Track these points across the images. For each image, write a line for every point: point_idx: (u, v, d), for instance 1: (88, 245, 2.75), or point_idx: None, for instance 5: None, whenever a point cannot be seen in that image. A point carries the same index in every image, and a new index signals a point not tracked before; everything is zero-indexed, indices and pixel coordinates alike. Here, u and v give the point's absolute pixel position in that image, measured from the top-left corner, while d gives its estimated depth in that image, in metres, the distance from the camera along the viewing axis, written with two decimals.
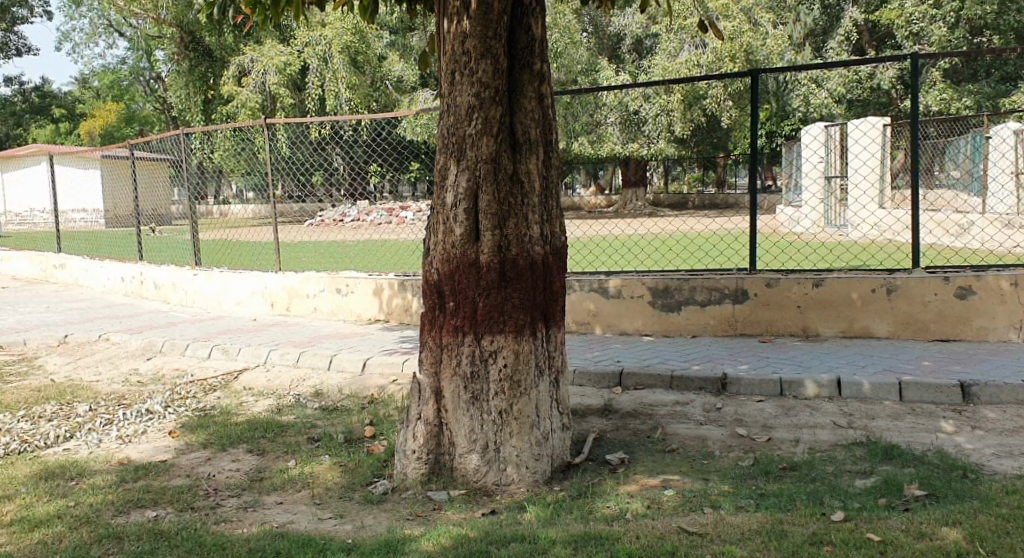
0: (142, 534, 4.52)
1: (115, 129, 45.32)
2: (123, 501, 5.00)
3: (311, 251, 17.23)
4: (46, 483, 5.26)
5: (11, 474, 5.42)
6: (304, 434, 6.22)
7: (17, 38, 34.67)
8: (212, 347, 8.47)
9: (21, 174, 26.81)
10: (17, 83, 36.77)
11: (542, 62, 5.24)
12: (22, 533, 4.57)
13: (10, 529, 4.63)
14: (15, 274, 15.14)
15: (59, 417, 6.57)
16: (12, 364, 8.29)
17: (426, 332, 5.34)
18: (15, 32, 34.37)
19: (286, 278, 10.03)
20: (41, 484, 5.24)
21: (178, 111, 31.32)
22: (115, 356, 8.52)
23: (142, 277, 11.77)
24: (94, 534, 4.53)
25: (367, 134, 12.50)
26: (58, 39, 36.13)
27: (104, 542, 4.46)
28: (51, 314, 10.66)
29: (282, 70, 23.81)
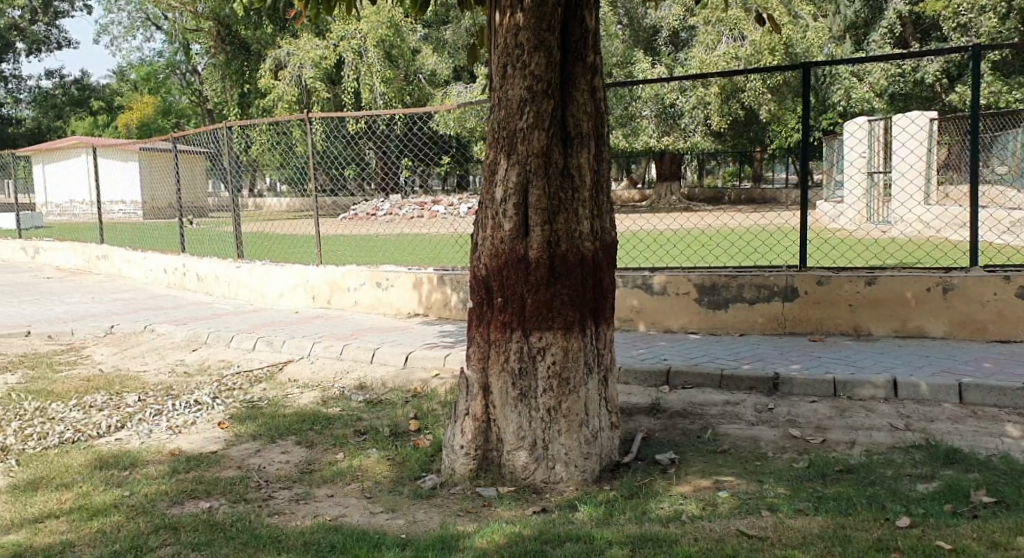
0: (197, 526, 4.53)
1: (151, 122, 45.72)
2: (176, 492, 5.01)
3: (348, 245, 17.29)
4: (101, 474, 5.30)
5: (67, 464, 5.46)
6: (350, 427, 6.22)
7: (57, 32, 34.97)
8: (256, 339, 8.49)
9: (62, 168, 27.16)
10: (57, 76, 37.07)
11: (595, 54, 5.17)
12: (82, 522, 4.61)
13: (69, 517, 4.67)
14: (60, 266, 15.31)
15: (109, 407, 6.62)
16: (62, 354, 8.39)
17: (473, 327, 5.31)
18: (56, 27, 34.75)
19: (327, 272, 10.05)
20: (96, 474, 5.28)
21: (215, 105, 31.58)
22: (162, 347, 8.58)
23: (185, 268, 11.85)
24: (150, 525, 4.55)
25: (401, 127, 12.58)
26: (98, 32, 36.58)
27: (161, 532, 4.48)
28: (96, 305, 10.75)
29: (318, 64, 23.91)
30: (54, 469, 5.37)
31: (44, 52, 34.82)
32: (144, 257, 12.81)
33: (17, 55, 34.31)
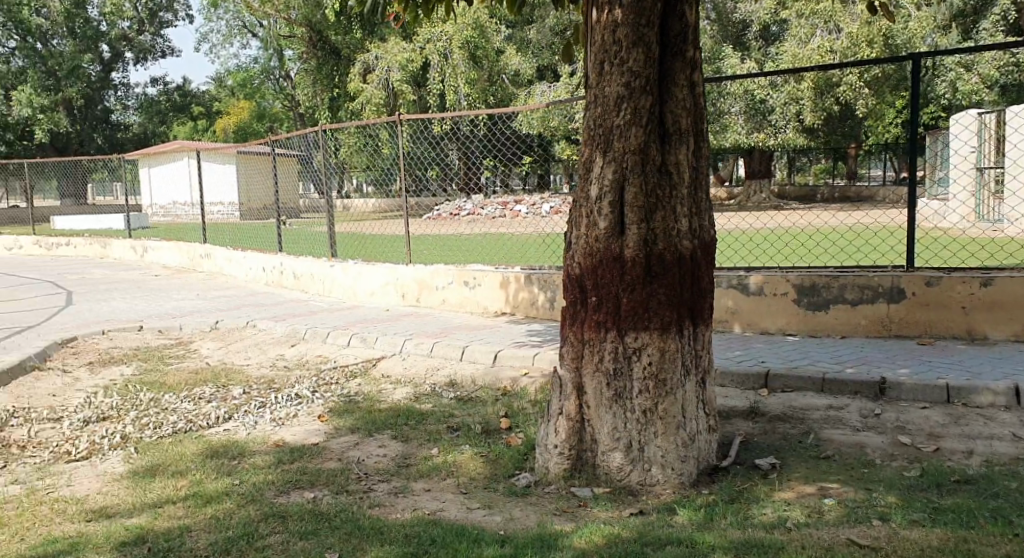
0: (303, 515, 4.62)
1: (247, 126, 47.20)
2: (284, 481, 5.12)
3: (437, 243, 17.46)
4: (212, 462, 5.44)
5: (181, 452, 5.62)
6: (443, 423, 6.25)
7: (161, 42, 36.32)
8: (351, 336, 8.61)
9: (165, 171, 28.24)
10: (161, 83, 38.58)
11: (695, 49, 5.06)
12: (197, 508, 4.76)
13: (185, 504, 4.82)
14: (166, 264, 15.88)
15: (217, 399, 6.81)
16: (170, 348, 8.69)
17: (567, 326, 5.27)
18: (161, 37, 36.11)
19: (416, 271, 10.13)
20: (208, 463, 5.43)
21: (306, 109, 32.37)
22: (263, 342, 8.79)
23: (282, 267, 12.14)
24: (259, 513, 4.65)
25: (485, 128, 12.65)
26: (198, 40, 37.97)
27: (270, 520, 4.57)
28: (201, 301, 11.10)
29: (404, 67, 24.13)
30: (170, 456, 5.56)
31: (149, 61, 36.21)
32: (244, 256, 13.19)
33: (124, 64, 35.75)
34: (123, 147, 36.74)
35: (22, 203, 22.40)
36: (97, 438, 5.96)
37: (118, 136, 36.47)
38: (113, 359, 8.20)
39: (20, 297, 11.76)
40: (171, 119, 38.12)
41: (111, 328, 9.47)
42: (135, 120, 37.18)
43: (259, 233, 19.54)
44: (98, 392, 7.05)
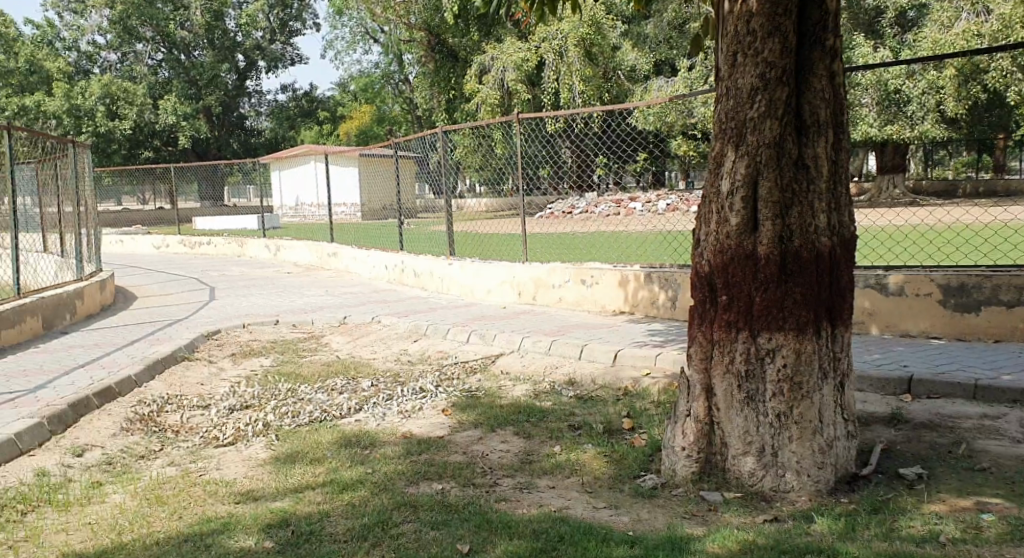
0: (433, 505, 4.94)
1: (369, 130, 48.47)
2: (411, 472, 5.48)
3: (556, 239, 17.41)
4: (346, 450, 5.86)
5: (316, 439, 6.08)
6: (564, 421, 6.24)
7: (291, 50, 37.58)
8: (471, 333, 8.65)
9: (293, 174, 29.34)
10: (290, 90, 40.07)
11: (836, 36, 4.83)
12: (335, 493, 5.14)
13: (326, 488, 5.22)
14: (297, 262, 16.42)
15: (348, 389, 7.10)
16: (302, 341, 9.00)
17: (695, 325, 5.12)
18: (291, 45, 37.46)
19: (533, 269, 10.11)
20: (342, 450, 5.85)
21: (425, 112, 32.94)
22: (388, 337, 8.95)
23: (403, 266, 12.34)
24: (393, 501, 5.01)
25: (600, 125, 12.53)
26: (324, 47, 39.27)
27: (403, 509, 4.91)
28: (330, 298, 11.41)
29: (520, 67, 24.23)
30: (308, 443, 5.98)
31: (280, 69, 37.53)
32: (368, 254, 13.48)
33: (258, 73, 37.01)
34: (255, 151, 38.17)
35: (168, 205, 23.28)
36: (242, 424, 6.40)
37: (252, 141, 38.00)
38: (253, 351, 8.63)
39: (169, 292, 12.44)
40: (300, 124, 38.68)
41: (251, 321, 9.88)
42: (266, 126, 38.30)
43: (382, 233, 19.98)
44: (242, 384, 7.49)
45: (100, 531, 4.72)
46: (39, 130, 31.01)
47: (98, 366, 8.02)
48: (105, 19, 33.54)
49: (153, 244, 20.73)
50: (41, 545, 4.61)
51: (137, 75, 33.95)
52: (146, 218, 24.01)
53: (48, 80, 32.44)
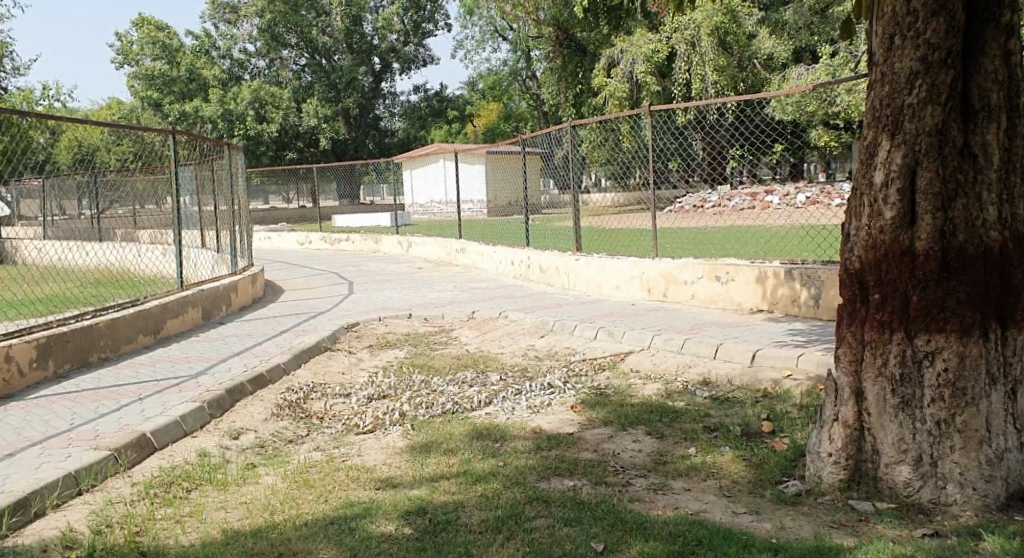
0: (566, 502, 4.94)
1: (496, 127, 49.06)
2: (543, 468, 5.50)
3: (687, 233, 17.03)
4: (478, 443, 6.08)
5: (449, 432, 6.35)
6: (699, 422, 6.03)
7: (424, 51, 38.14)
8: (598, 329, 8.52)
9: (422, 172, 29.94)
10: (422, 89, 40.94)
11: (1009, 13, 4.45)
12: (468, 485, 5.35)
13: (460, 479, 5.47)
14: (426, 257, 16.68)
15: (478, 383, 7.37)
16: (432, 335, 9.11)
17: (844, 325, 4.84)
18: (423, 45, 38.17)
19: (664, 264, 9.87)
20: (474, 443, 6.07)
21: (553, 108, 32.91)
22: (515, 332, 8.93)
23: (529, 261, 12.31)
24: (525, 496, 5.08)
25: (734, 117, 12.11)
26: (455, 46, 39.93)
27: (535, 504, 4.97)
28: (457, 292, 11.49)
29: (650, 58, 23.88)
30: (441, 434, 6.32)
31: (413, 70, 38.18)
32: (494, 250, 13.54)
33: (392, 75, 37.97)
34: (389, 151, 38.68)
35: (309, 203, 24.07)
36: (379, 413, 6.85)
37: (386, 141, 38.56)
38: (387, 344, 8.92)
39: (312, 285, 12.86)
40: (431, 124, 39.26)
41: (383, 315, 10.06)
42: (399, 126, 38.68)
43: (511, 229, 20.05)
44: (379, 372, 7.97)
45: (255, 510, 5.18)
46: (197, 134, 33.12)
47: (251, 354, 8.60)
48: (255, 27, 35.42)
49: (297, 241, 21.70)
50: (204, 520, 5.10)
51: (283, 81, 35.73)
52: (290, 217, 25.03)
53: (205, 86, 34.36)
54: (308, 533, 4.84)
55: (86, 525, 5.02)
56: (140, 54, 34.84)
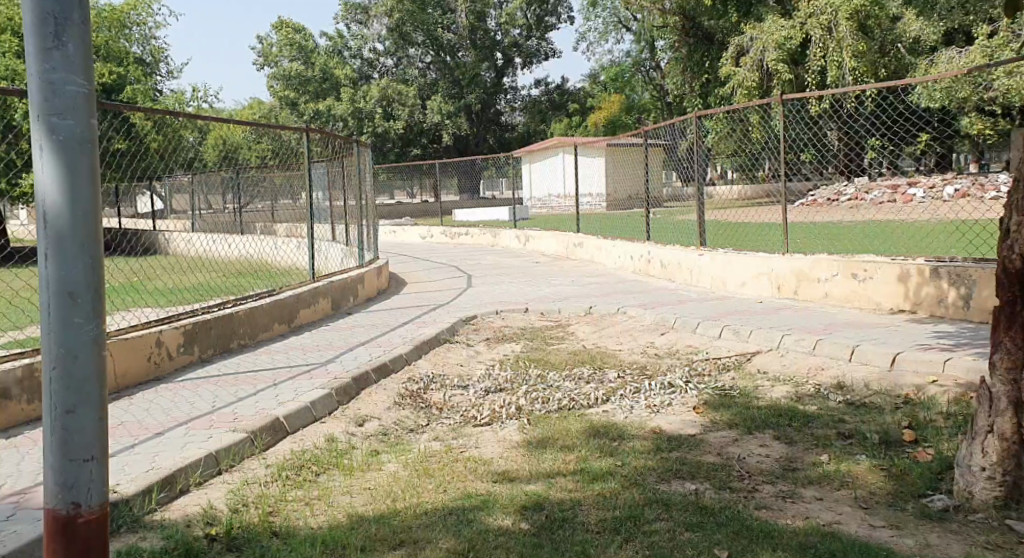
0: (687, 506, 4.71)
1: (618, 120, 48.63)
2: (663, 470, 5.27)
3: (818, 228, 16.33)
4: (595, 441, 5.88)
5: (565, 428, 6.19)
6: (832, 428, 5.67)
7: (546, 44, 37.79)
8: (723, 327, 8.18)
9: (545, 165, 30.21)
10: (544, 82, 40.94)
11: None
12: (585, 484, 5.17)
13: (575, 477, 5.30)
14: (543, 251, 16.61)
15: (594, 380, 7.18)
16: (549, 329, 8.98)
17: (1002, 329, 4.41)
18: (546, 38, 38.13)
19: (795, 260, 9.44)
20: (591, 441, 5.88)
21: (677, 98, 32.28)
22: (635, 329, 8.69)
23: (649, 255, 12.04)
24: (644, 498, 4.87)
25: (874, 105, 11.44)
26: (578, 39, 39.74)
27: (654, 506, 4.75)
28: (575, 287, 11.32)
29: (782, 46, 23.07)
30: (558, 430, 6.17)
31: (535, 63, 37.86)
32: (613, 244, 13.32)
33: (515, 70, 37.88)
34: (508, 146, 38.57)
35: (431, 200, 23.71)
36: (497, 406, 6.77)
37: (506, 135, 38.23)
38: (504, 337, 8.83)
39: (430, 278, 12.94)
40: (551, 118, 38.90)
41: (500, 308, 9.98)
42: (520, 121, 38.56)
43: (633, 222, 19.78)
44: (495, 365, 7.90)
45: (380, 497, 5.29)
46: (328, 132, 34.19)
47: (376, 344, 8.69)
48: (384, 27, 36.22)
49: (419, 234, 22.33)
50: (331, 504, 5.25)
51: (409, 78, 35.88)
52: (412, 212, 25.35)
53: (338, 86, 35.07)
54: (430, 522, 4.88)
55: (223, 503, 5.22)
56: (277, 55, 35.85)
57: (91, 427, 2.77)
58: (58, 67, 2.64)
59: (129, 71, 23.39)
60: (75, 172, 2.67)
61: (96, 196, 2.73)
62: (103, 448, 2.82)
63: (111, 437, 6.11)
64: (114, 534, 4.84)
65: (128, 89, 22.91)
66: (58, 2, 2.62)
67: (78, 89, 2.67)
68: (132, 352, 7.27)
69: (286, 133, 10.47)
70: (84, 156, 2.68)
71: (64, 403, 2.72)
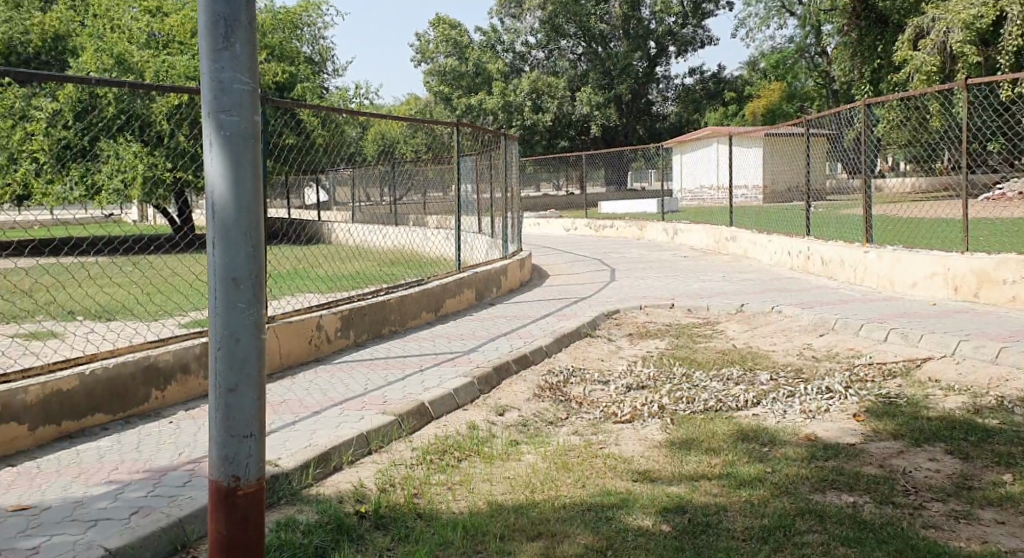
0: (844, 519, 4.37)
1: (777, 108, 46.74)
2: (818, 478, 4.91)
3: (1000, 225, 15.07)
4: (743, 445, 5.54)
5: (712, 430, 5.86)
6: (1015, 444, 5.12)
7: (702, 32, 36.98)
8: (890, 330, 7.61)
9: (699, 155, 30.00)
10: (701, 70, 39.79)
11: None
12: (730, 489, 4.88)
13: (720, 481, 5.00)
14: (694, 245, 16.15)
15: (744, 382, 6.80)
16: (698, 326, 8.64)
17: None
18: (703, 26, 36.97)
19: (975, 260, 8.70)
20: (739, 445, 5.55)
21: (844, 84, 30.61)
22: (790, 329, 8.23)
23: (809, 251, 11.47)
24: (796, 507, 4.56)
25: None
26: (739, 25, 38.31)
27: (807, 517, 4.44)
28: (727, 283, 10.89)
29: (969, 26, 20.51)
30: (704, 431, 5.85)
31: (691, 51, 37.06)
32: (769, 239, 12.79)
33: (668, 59, 37.04)
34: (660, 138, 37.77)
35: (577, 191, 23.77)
36: (639, 404, 6.50)
37: (657, 125, 37.44)
38: (649, 333, 8.54)
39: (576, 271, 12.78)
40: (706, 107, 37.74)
41: (646, 303, 9.69)
42: (673, 110, 37.82)
43: (793, 216, 18.93)
44: (638, 362, 7.61)
45: (519, 486, 5.17)
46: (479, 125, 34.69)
47: (517, 335, 8.60)
48: (537, 19, 36.18)
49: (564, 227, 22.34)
50: (473, 489, 5.19)
51: (561, 70, 35.88)
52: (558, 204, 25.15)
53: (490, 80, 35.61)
54: (568, 516, 4.73)
55: (372, 482, 5.31)
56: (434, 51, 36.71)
57: (254, 396, 3.43)
58: (227, 69, 3.29)
59: (302, 70, 21.83)
60: (240, 165, 3.34)
61: (257, 185, 3.39)
62: (262, 422, 3.48)
63: (274, 413, 6.31)
64: (273, 506, 5.02)
65: (299, 88, 21.42)
66: (228, 12, 3.27)
67: (244, 88, 3.32)
68: (294, 335, 7.49)
69: (439, 126, 10.49)
70: (247, 149, 3.35)
71: (235, 371, 3.38)
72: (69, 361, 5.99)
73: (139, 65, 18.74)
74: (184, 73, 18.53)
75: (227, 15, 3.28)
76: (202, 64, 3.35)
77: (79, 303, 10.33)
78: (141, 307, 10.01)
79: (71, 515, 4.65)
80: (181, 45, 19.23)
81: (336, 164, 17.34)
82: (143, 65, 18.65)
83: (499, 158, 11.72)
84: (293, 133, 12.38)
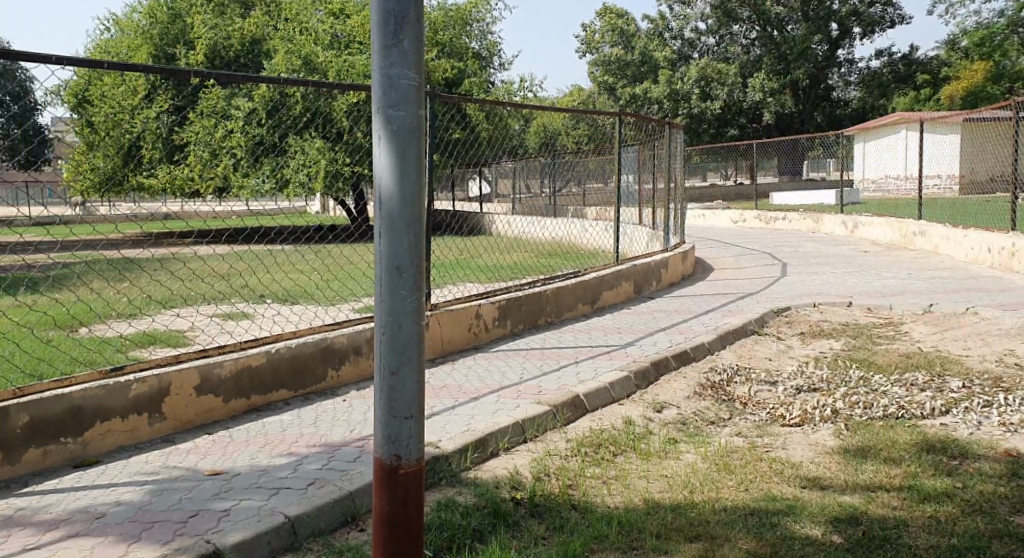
0: None
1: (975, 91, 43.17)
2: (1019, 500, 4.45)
3: None
4: (929, 457, 5.04)
5: (893, 439, 5.36)
6: None
7: (893, 10, 34.50)
8: None
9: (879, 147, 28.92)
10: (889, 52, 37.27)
11: None
12: (914, 504, 4.45)
13: (903, 494, 4.56)
14: (876, 240, 15.19)
15: (932, 389, 6.21)
16: (879, 327, 8.01)
17: None
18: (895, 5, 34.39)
19: None
20: (924, 456, 5.04)
21: None
22: (987, 333, 7.48)
23: (1013, 248, 10.53)
24: (991, 528, 4.16)
25: None
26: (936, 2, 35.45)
27: (1006, 540, 4.05)
28: (913, 281, 10.11)
29: None
30: (882, 439, 5.35)
31: (880, 31, 34.68)
32: (966, 235, 11.86)
33: (853, 41, 34.81)
34: (840, 124, 35.66)
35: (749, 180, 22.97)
36: (810, 407, 6.04)
37: (836, 111, 35.37)
38: (823, 333, 7.99)
39: (744, 265, 12.24)
40: (894, 92, 35.14)
41: (821, 301, 9.11)
42: (856, 96, 35.68)
43: (991, 210, 17.40)
44: (809, 363, 7.11)
45: (675, 485, 4.87)
46: (646, 115, 34.16)
47: (677, 331, 8.25)
48: (710, 5, 34.97)
49: (731, 218, 21.71)
50: (627, 485, 4.94)
51: (733, 56, 34.54)
52: (726, 195, 25.37)
53: (657, 68, 34.91)
54: (729, 519, 4.42)
55: (528, 469, 5.16)
56: (601, 41, 36.35)
57: (414, 379, 3.45)
58: (396, 65, 3.30)
59: (470, 64, 21.91)
60: (405, 157, 3.35)
61: (421, 177, 3.40)
62: (421, 404, 3.49)
63: (434, 397, 6.28)
64: (433, 486, 4.97)
65: (466, 83, 21.37)
66: (399, 8, 3.28)
67: (410, 83, 3.33)
68: (455, 323, 7.46)
69: (603, 116, 10.15)
70: (412, 142, 3.35)
71: (397, 354, 3.41)
72: (258, 340, 6.16)
73: (324, 65, 19.28)
74: (363, 71, 19.01)
75: (398, 12, 3.29)
76: (374, 58, 3.38)
77: (264, 287, 10.78)
78: (319, 292, 10.31)
79: (257, 481, 4.80)
80: (360, 45, 19.71)
81: (500, 156, 17.33)
82: (328, 65, 19.17)
83: (662, 148, 11.32)
84: (462, 127, 12.40)
